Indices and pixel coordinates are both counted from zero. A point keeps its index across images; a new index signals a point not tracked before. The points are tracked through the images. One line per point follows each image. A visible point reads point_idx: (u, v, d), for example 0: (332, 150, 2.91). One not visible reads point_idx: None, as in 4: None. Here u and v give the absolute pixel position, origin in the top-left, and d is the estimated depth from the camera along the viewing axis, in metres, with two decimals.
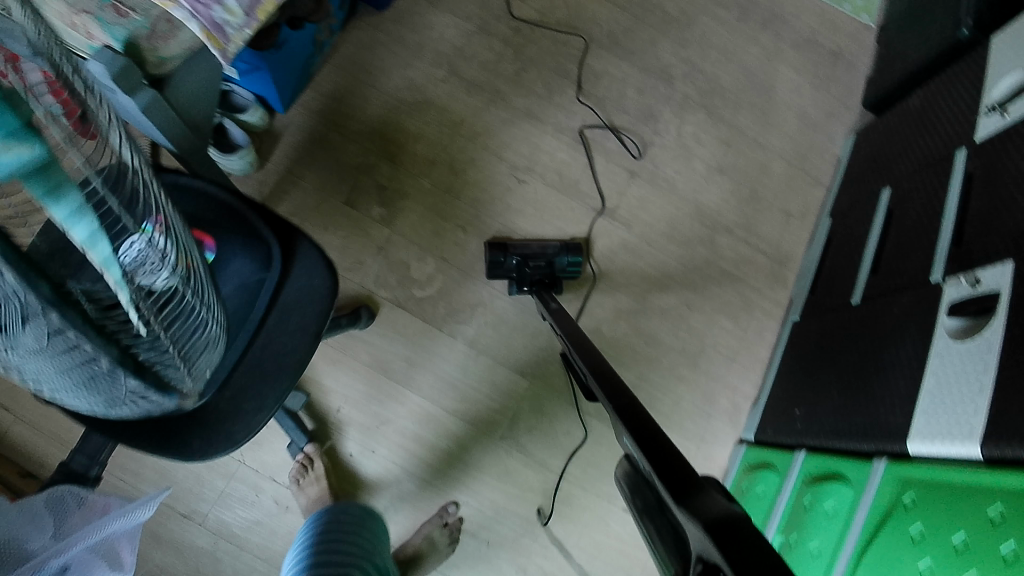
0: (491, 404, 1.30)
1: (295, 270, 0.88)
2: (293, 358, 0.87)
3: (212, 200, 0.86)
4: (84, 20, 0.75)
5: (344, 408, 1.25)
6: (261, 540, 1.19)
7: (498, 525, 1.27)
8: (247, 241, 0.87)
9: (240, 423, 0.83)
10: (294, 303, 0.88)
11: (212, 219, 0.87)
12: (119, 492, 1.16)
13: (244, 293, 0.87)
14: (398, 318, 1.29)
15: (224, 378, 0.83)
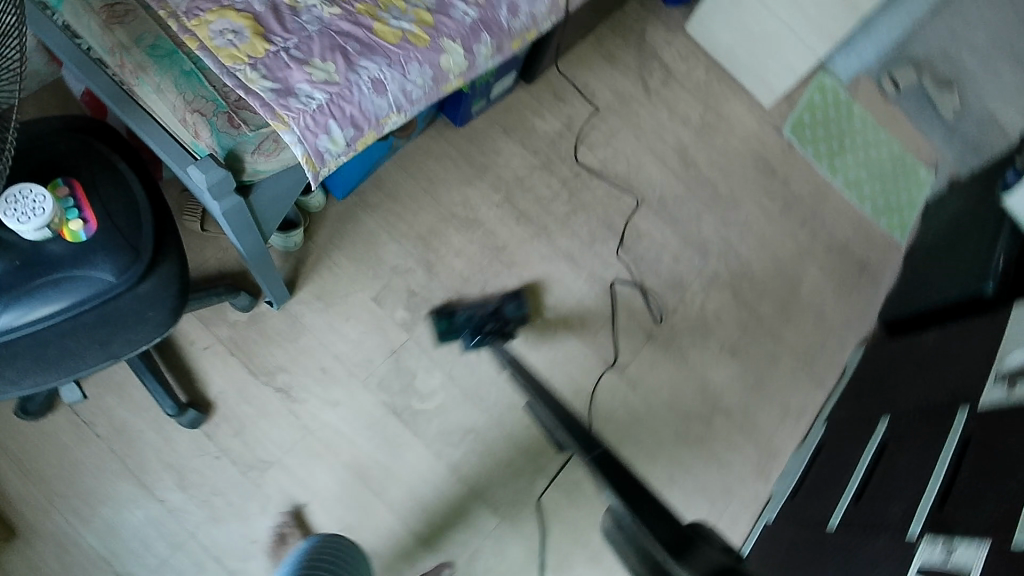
0: (457, 534, 1.26)
1: (142, 288, 0.86)
2: (79, 360, 0.87)
3: (124, 188, 0.88)
4: (196, 119, 0.81)
5: (312, 502, 1.21)
6: None
7: None
8: (117, 243, 0.84)
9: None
10: (117, 314, 0.85)
11: (105, 196, 0.86)
12: (61, 537, 1.11)
13: (78, 284, 0.82)
14: (389, 426, 1.28)
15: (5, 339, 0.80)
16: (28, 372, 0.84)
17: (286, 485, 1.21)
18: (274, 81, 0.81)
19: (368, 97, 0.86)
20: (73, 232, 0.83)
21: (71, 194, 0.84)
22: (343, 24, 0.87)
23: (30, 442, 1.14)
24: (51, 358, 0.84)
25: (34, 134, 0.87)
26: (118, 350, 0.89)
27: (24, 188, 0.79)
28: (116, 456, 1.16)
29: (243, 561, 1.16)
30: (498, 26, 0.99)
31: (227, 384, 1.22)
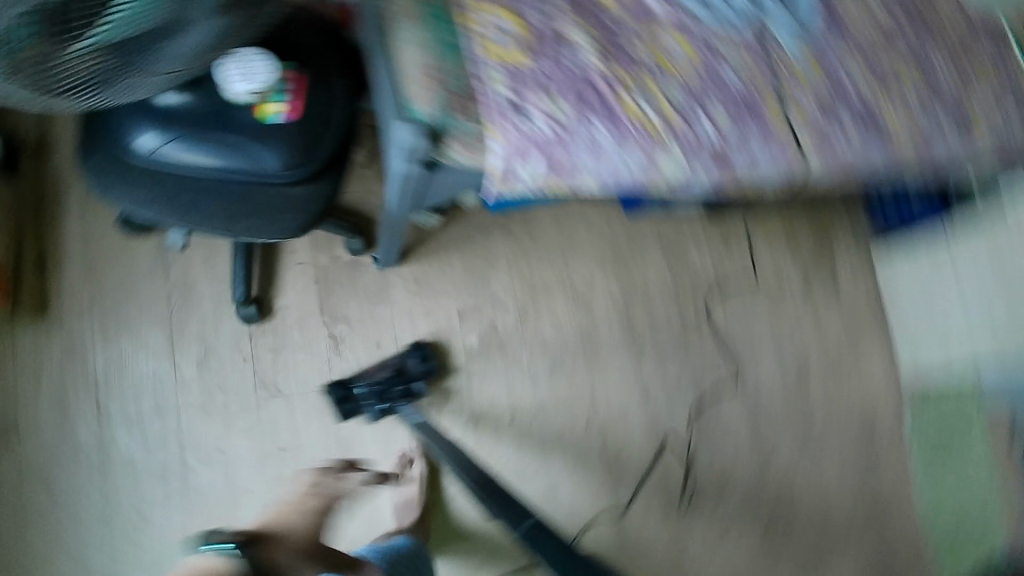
0: None
1: (292, 188, 0.87)
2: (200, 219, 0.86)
3: (331, 99, 0.89)
4: (432, 85, 0.87)
5: (286, 452, 1.17)
6: (122, 481, 1.14)
7: None
8: (296, 138, 0.84)
9: (120, 189, 0.84)
10: (259, 198, 0.86)
11: (312, 96, 0.87)
12: (82, 341, 1.17)
13: (244, 153, 0.83)
14: (388, 433, 1.20)
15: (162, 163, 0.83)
16: (156, 203, 0.85)
17: (277, 423, 1.18)
18: (508, 90, 0.83)
19: (576, 151, 0.89)
20: (269, 108, 0.83)
21: (286, 83, 0.85)
22: (598, 74, 0.81)
23: (112, 249, 1.20)
24: (184, 204, 0.85)
25: (297, 20, 0.92)
26: (234, 229, 0.87)
27: (254, 49, 0.82)
28: (164, 304, 1.19)
29: (201, 464, 1.15)
30: (732, 159, 0.91)
31: (293, 305, 1.23)
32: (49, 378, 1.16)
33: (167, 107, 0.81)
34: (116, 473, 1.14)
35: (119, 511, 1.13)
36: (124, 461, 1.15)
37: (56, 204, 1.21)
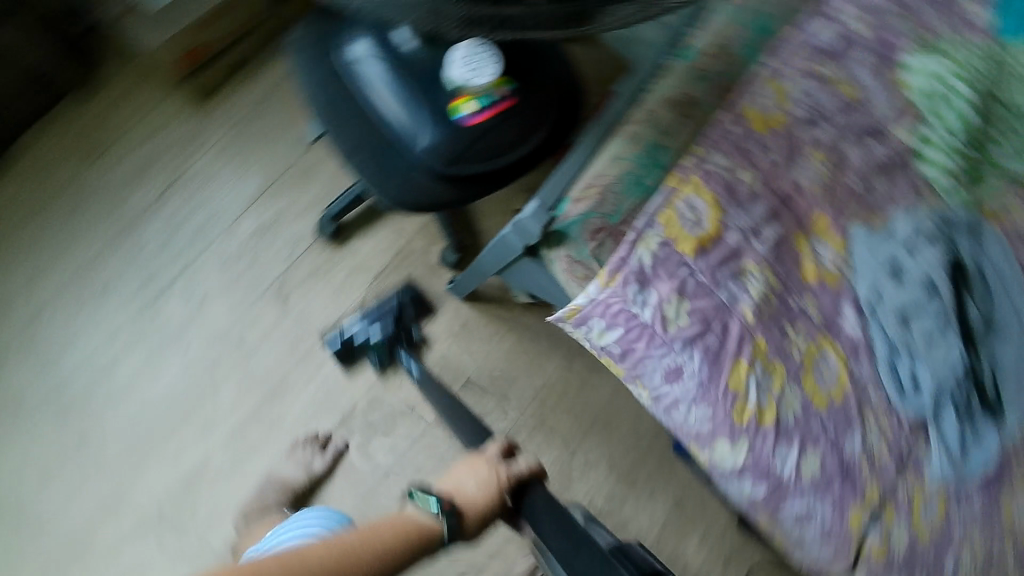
0: (195, 504, 1.09)
1: (423, 173, 0.85)
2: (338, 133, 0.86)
3: (518, 139, 0.85)
4: (589, 197, 0.79)
5: (241, 347, 1.16)
6: (122, 252, 1.19)
7: (63, 487, 1.09)
8: (459, 142, 0.83)
9: (310, 69, 0.88)
10: (393, 156, 0.85)
11: (504, 125, 0.84)
12: (205, 139, 1.24)
13: (413, 117, 0.83)
14: (319, 410, 1.16)
15: (354, 75, 0.86)
16: (320, 98, 0.87)
17: (258, 321, 1.18)
18: (649, 262, 0.78)
19: (652, 359, 0.82)
20: (464, 104, 0.83)
21: (497, 98, 0.84)
22: (736, 328, 0.79)
23: (291, 102, 1.28)
24: (336, 112, 0.86)
25: (552, 60, 0.90)
26: (348, 158, 0.85)
27: (488, 49, 0.84)
28: (281, 168, 1.24)
29: (181, 295, 1.17)
30: (778, 499, 0.83)
31: (361, 253, 1.22)
32: (159, 141, 1.24)
33: (398, 38, 0.83)
34: (122, 243, 1.19)
35: (94, 270, 1.18)
36: (136, 242, 1.19)
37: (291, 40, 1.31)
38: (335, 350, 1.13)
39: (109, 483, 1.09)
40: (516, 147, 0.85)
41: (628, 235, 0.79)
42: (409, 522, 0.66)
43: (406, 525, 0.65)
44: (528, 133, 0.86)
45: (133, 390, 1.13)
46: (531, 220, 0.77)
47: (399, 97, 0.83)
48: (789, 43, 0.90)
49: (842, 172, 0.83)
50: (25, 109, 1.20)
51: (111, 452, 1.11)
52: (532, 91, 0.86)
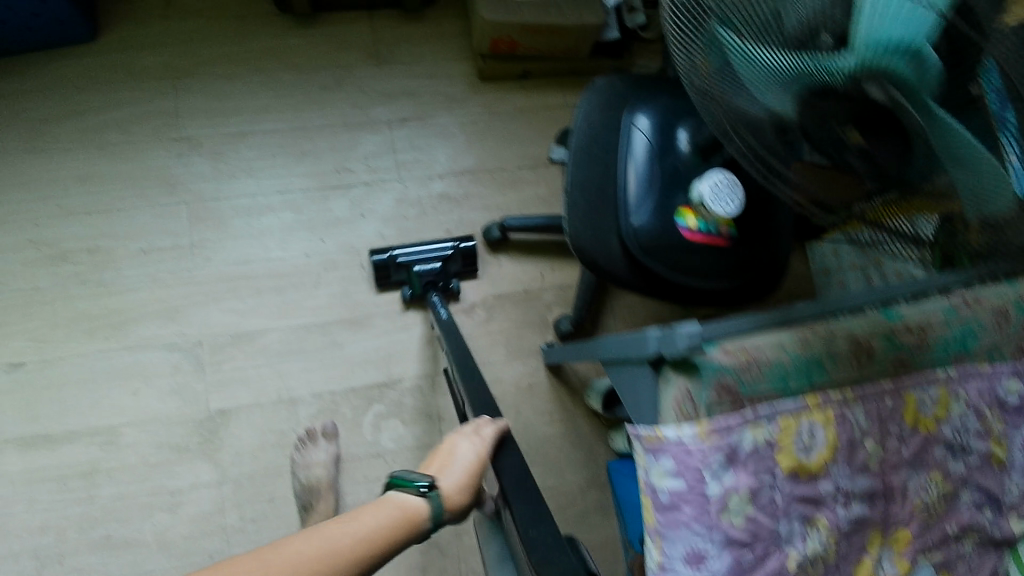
0: (234, 357, 1.15)
1: (614, 244, 0.92)
2: (577, 167, 0.92)
3: (702, 274, 0.92)
4: (736, 359, 0.82)
5: (360, 271, 1.22)
6: (340, 139, 1.24)
7: (154, 270, 1.14)
8: (661, 243, 0.90)
9: (595, 106, 0.94)
10: (602, 215, 0.92)
11: (701, 256, 0.92)
12: (465, 101, 1.31)
13: (642, 200, 0.91)
14: (375, 362, 1.20)
15: (623, 136, 0.93)
16: (583, 132, 0.93)
17: (389, 262, 1.23)
18: (747, 448, 0.80)
19: (687, 529, 0.79)
20: (687, 217, 0.91)
21: (715, 231, 0.92)
22: (773, 564, 0.81)
23: (545, 123, 1.35)
24: (587, 151, 0.93)
25: (773, 237, 0.96)
26: (569, 190, 0.91)
27: (739, 187, 0.90)
28: (498, 166, 1.31)
29: (352, 197, 1.23)
30: None
31: (499, 271, 1.28)
32: (433, 76, 1.30)
33: (675, 139, 0.93)
34: (345, 134, 1.24)
35: (306, 138, 1.22)
36: (354, 139, 1.25)
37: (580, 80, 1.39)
38: (379, 262, 1.18)
39: (183, 294, 1.14)
40: (697, 277, 0.92)
41: (743, 411, 0.81)
42: (402, 505, 0.63)
43: (390, 507, 0.62)
44: (714, 275, 0.93)
45: (257, 240, 1.18)
46: (684, 338, 0.78)
47: (641, 176, 0.91)
48: (974, 378, 0.97)
49: (927, 516, 0.92)
50: None
51: (202, 273, 1.15)
52: (739, 247, 0.93)
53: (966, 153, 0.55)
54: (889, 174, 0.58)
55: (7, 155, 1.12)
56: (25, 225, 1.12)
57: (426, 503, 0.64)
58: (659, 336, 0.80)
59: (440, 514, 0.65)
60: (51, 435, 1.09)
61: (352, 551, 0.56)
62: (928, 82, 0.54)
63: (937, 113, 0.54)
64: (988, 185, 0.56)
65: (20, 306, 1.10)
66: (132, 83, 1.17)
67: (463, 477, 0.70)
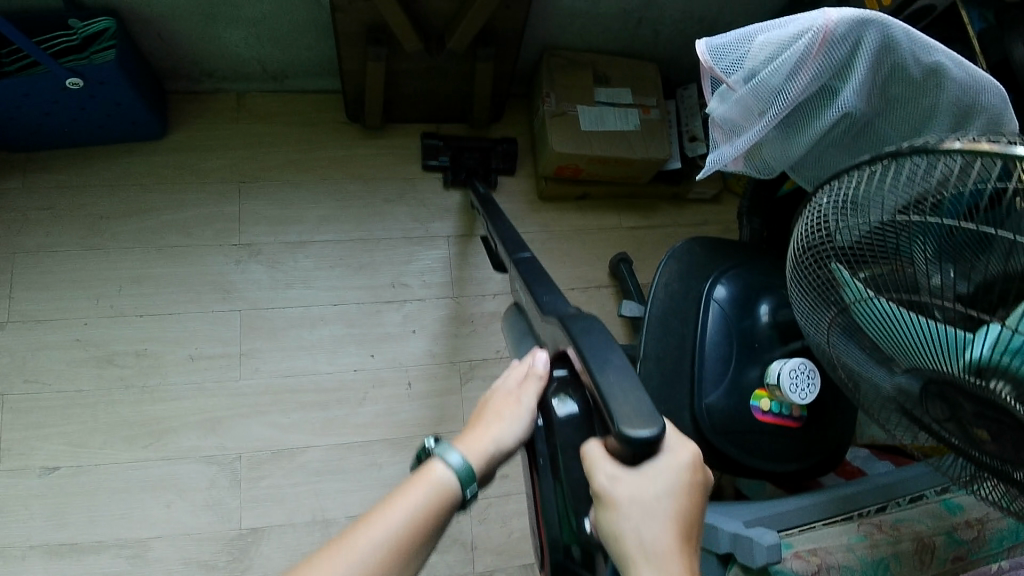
0: (273, 473, 1.12)
1: (685, 418, 0.90)
2: (652, 336, 0.92)
3: (771, 455, 0.91)
4: (807, 568, 0.81)
5: (406, 389, 1.20)
6: (397, 253, 1.23)
7: (199, 378, 1.12)
8: (732, 422, 0.90)
9: (672, 273, 0.95)
10: (674, 387, 0.91)
11: (770, 437, 0.91)
12: (524, 220, 1.31)
13: (716, 376, 0.91)
14: None
15: (700, 307, 0.94)
16: (660, 300, 0.94)
17: (437, 381, 1.21)
18: None
19: None
20: (762, 398, 0.90)
21: (787, 412, 0.91)
22: None
23: (601, 246, 1.34)
24: (664, 321, 0.93)
25: (843, 418, 0.95)
26: (644, 359, 0.92)
27: (816, 373, 0.89)
28: None
29: (405, 312, 1.22)
30: None
31: None
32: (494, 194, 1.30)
33: (751, 313, 0.93)
34: (402, 247, 1.24)
35: (365, 251, 1.22)
36: (411, 254, 1.24)
37: (638, 204, 1.38)
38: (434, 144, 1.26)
39: (228, 405, 1.12)
40: (766, 458, 0.91)
41: None
42: (430, 483, 0.58)
43: (416, 488, 0.58)
44: (781, 456, 0.92)
45: (306, 353, 1.16)
46: (762, 548, 0.77)
47: (717, 352, 0.91)
48: None
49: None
50: (430, 109, 1.26)
51: (248, 383, 1.13)
52: (809, 429, 0.93)
53: None
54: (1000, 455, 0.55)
55: (62, 252, 1.11)
56: (73, 324, 1.09)
57: (449, 470, 0.59)
58: (731, 534, 0.80)
59: (472, 474, 0.59)
60: (77, 544, 1.05)
61: (379, 566, 0.54)
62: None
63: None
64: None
65: (60, 407, 1.07)
66: (197, 185, 1.17)
67: (490, 430, 0.62)
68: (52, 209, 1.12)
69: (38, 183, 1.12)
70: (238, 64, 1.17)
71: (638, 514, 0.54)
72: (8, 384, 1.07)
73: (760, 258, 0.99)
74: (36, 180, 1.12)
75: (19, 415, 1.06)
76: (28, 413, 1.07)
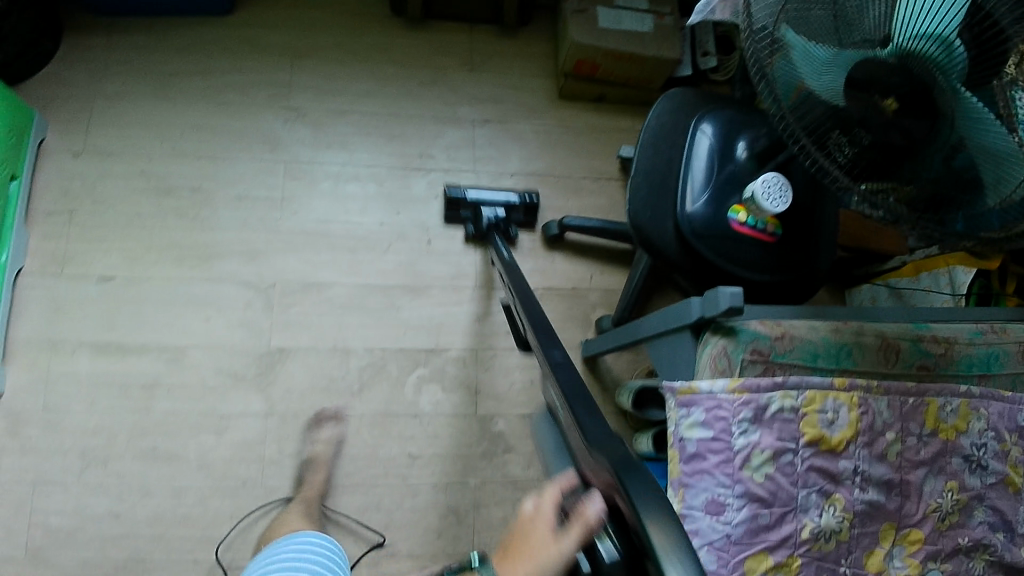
0: (301, 302, 1.25)
1: (669, 226, 1.02)
2: (645, 158, 1.04)
3: (745, 264, 1.02)
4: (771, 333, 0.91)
5: (428, 245, 1.32)
6: (427, 130, 1.38)
7: (244, 216, 1.26)
8: (711, 230, 1.00)
9: (665, 108, 1.07)
10: (662, 200, 1.03)
11: (745, 249, 1.02)
12: (542, 115, 1.45)
13: (699, 190, 1.02)
14: (427, 328, 1.29)
15: (688, 137, 1.06)
16: (653, 129, 1.05)
17: (453, 242, 1.34)
18: (771, 410, 0.86)
19: (710, 477, 0.85)
20: (738, 210, 1.02)
21: (762, 227, 1.02)
22: (785, 524, 0.85)
23: (611, 143, 1.47)
24: (656, 146, 1.05)
25: (812, 248, 1.06)
26: (636, 175, 1.02)
27: (785, 187, 1.00)
28: (563, 174, 1.43)
29: (431, 181, 1.36)
30: None
31: (552, 265, 1.38)
32: (517, 90, 1.45)
33: (738, 146, 1.04)
34: (432, 125, 1.39)
35: (398, 124, 1.37)
36: (439, 131, 1.39)
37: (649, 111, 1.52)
38: (452, 198, 1.31)
39: (267, 240, 1.26)
40: (741, 266, 1.02)
41: (772, 377, 0.89)
42: None
43: None
44: (754, 266, 1.02)
45: (340, 204, 1.30)
46: (725, 297, 0.86)
47: (700, 171, 1.03)
48: (997, 401, 0.99)
49: (940, 522, 0.94)
50: (467, 8, 1.43)
51: (287, 223, 1.27)
52: (780, 247, 1.04)
53: (979, 119, 0.65)
54: (914, 144, 0.71)
55: (136, 98, 1.28)
56: (139, 159, 1.25)
57: None
58: (703, 300, 0.89)
59: None
60: (123, 344, 1.19)
61: None
62: (954, 69, 0.65)
63: (960, 92, 0.65)
64: (1001, 149, 0.64)
65: (120, 227, 1.22)
66: (257, 57, 1.34)
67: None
68: (129, 64, 1.29)
69: (121, 42, 1.30)
70: None
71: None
72: (79, 204, 1.22)
73: (747, 107, 1.11)
74: (121, 38, 1.30)
75: (86, 228, 1.22)
76: (94, 228, 1.22)
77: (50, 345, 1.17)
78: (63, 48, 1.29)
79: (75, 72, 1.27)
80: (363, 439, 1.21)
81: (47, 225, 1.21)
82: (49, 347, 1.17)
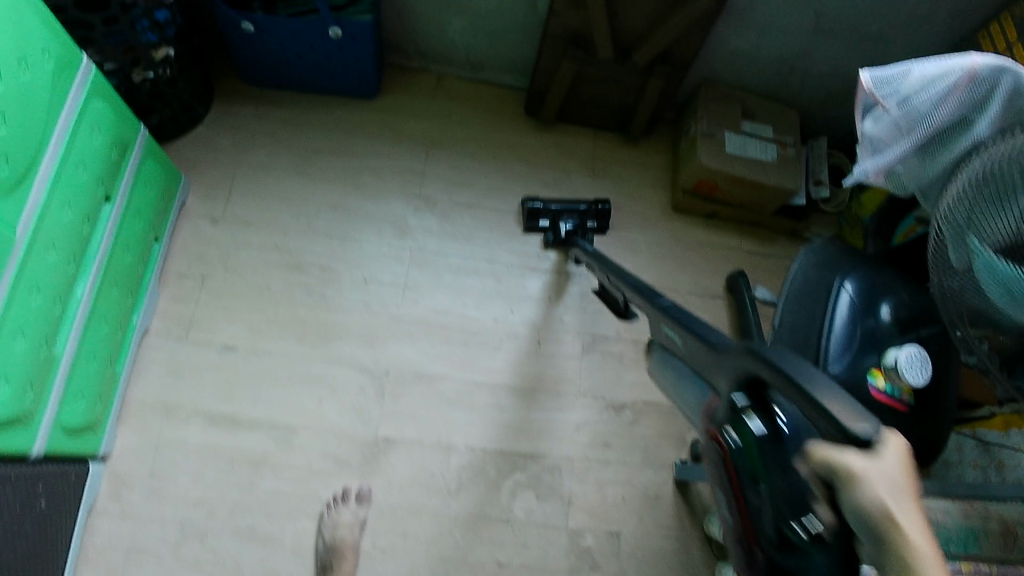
0: (412, 393, 1.26)
1: None
2: (788, 310, 1.07)
3: (874, 428, 1.03)
4: None
5: (536, 347, 1.34)
6: (545, 230, 1.40)
7: (366, 299, 1.28)
8: (848, 391, 1.02)
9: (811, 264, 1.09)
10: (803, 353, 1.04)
11: (876, 413, 1.03)
12: (655, 225, 1.48)
13: (841, 349, 1.03)
14: (529, 431, 1.29)
15: (834, 291, 1.07)
16: (799, 282, 1.08)
17: (560, 346, 1.35)
18: None
19: None
20: (875, 375, 1.03)
21: (897, 395, 1.03)
22: None
23: (718, 261, 1.49)
24: (800, 300, 1.07)
25: (941, 418, 1.06)
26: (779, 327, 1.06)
27: (925, 361, 1.01)
28: (670, 287, 1.44)
29: (545, 283, 1.38)
30: None
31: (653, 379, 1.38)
32: (634, 198, 1.48)
33: (877, 305, 1.06)
34: None
35: (520, 221, 1.40)
36: (557, 233, 1.41)
37: (756, 232, 1.54)
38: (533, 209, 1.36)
39: (386, 326, 1.28)
40: None
41: None
42: None
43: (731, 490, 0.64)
44: (884, 432, 1.03)
45: (458, 296, 1.32)
46: None
47: (842, 327, 1.04)
48: None
49: None
50: (597, 116, 1.46)
51: (406, 312, 1.29)
52: (910, 415, 1.03)
53: None
54: None
55: (276, 172, 1.32)
56: (274, 232, 1.29)
57: None
58: None
59: None
60: (237, 417, 1.19)
61: None
62: None
63: None
64: None
65: (248, 298, 1.25)
66: (393, 143, 1.38)
67: None
68: (274, 136, 1.34)
69: (270, 114, 1.36)
70: (448, 49, 1.41)
71: (886, 488, 0.47)
72: (211, 270, 1.25)
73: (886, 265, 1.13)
74: (270, 110, 1.36)
75: (215, 295, 1.24)
76: (223, 296, 1.24)
77: (165, 408, 1.18)
78: (212, 112, 1.34)
79: (221, 137, 1.33)
80: (456, 541, 1.20)
81: (177, 287, 1.24)
82: (165, 410, 1.18)
